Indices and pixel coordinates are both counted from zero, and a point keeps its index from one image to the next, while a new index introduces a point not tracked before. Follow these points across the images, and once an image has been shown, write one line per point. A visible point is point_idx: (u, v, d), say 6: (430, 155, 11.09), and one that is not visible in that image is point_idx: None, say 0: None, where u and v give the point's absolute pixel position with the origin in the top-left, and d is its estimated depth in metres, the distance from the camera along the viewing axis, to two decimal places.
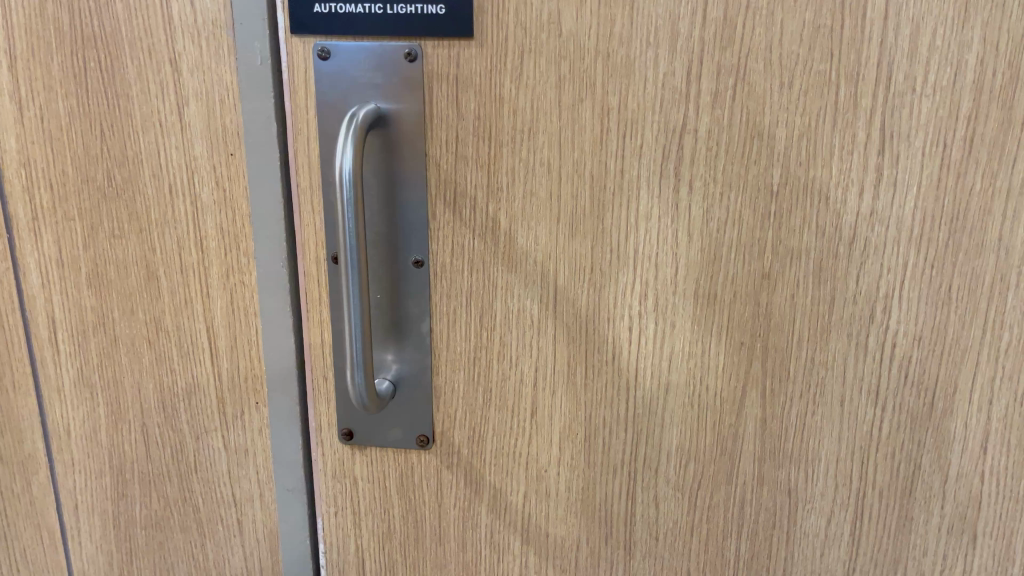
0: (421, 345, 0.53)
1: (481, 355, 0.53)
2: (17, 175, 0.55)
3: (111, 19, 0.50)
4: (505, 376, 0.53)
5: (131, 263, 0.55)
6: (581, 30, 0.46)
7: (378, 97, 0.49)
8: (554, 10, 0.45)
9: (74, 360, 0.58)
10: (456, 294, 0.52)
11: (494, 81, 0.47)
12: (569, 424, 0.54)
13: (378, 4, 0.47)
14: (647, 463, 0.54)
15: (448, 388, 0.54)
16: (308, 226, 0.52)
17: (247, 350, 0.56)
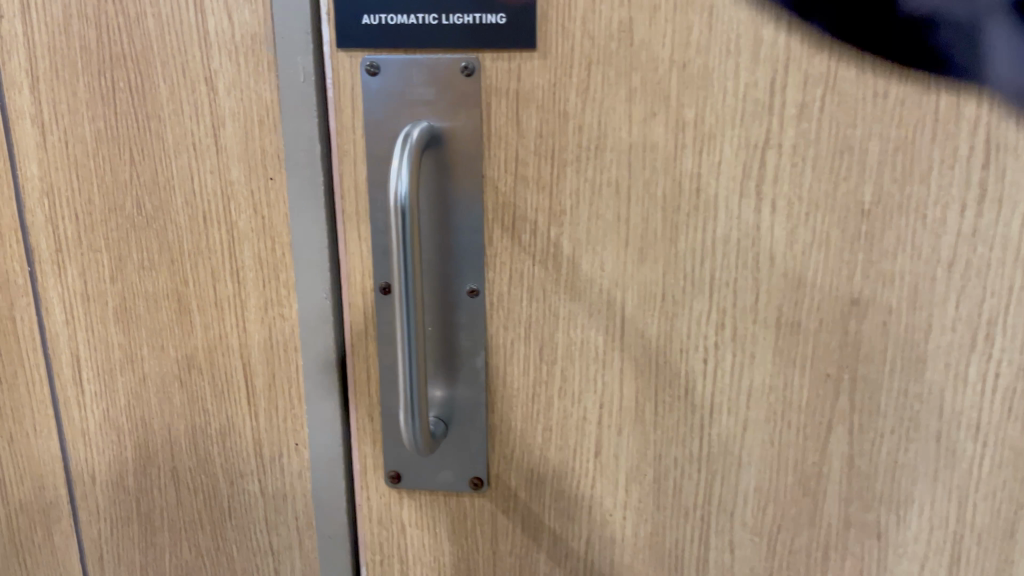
0: (475, 381, 0.49)
1: (541, 391, 0.49)
2: (39, 206, 0.51)
3: (141, 36, 0.47)
4: (567, 414, 0.49)
5: (161, 296, 0.51)
6: (655, 38, 0.42)
7: (431, 114, 0.45)
8: (625, 18, 0.42)
9: (99, 401, 0.54)
10: (515, 326, 0.48)
11: (559, 95, 0.44)
12: (636, 465, 0.50)
13: (432, 14, 0.43)
14: (722, 506, 0.49)
15: (505, 426, 0.50)
16: (354, 254, 0.48)
17: (286, 388, 0.52)
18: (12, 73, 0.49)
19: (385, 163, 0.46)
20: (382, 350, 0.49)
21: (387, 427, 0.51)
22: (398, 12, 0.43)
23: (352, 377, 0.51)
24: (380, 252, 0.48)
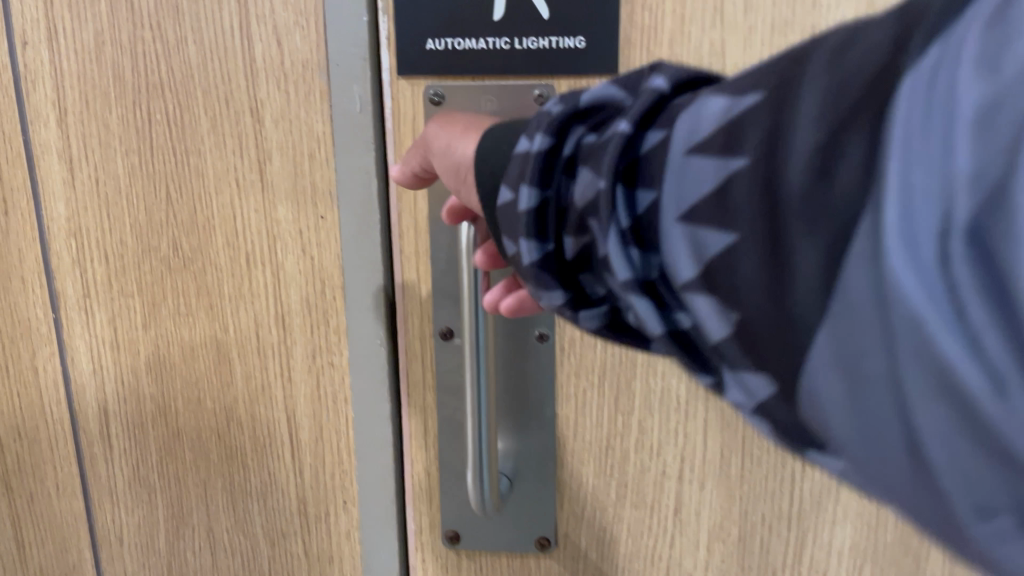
0: (543, 433, 0.45)
1: (615, 444, 0.45)
2: (65, 248, 0.47)
3: (181, 64, 0.43)
4: (644, 468, 0.45)
5: (199, 344, 0.47)
6: (750, 61, 0.39)
7: None
8: (716, 40, 0.39)
9: (129, 457, 0.50)
10: (587, 374, 0.44)
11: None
12: (720, 523, 0.45)
13: (503, 38, 0.40)
14: (813, 566, 0.45)
15: (575, 482, 0.46)
16: (413, 296, 0.45)
17: (335, 442, 0.48)
18: (38, 104, 0.45)
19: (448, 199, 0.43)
20: (441, 400, 0.46)
21: (447, 482, 0.47)
22: (466, 36, 0.40)
23: (408, 430, 0.47)
24: (442, 294, 0.44)
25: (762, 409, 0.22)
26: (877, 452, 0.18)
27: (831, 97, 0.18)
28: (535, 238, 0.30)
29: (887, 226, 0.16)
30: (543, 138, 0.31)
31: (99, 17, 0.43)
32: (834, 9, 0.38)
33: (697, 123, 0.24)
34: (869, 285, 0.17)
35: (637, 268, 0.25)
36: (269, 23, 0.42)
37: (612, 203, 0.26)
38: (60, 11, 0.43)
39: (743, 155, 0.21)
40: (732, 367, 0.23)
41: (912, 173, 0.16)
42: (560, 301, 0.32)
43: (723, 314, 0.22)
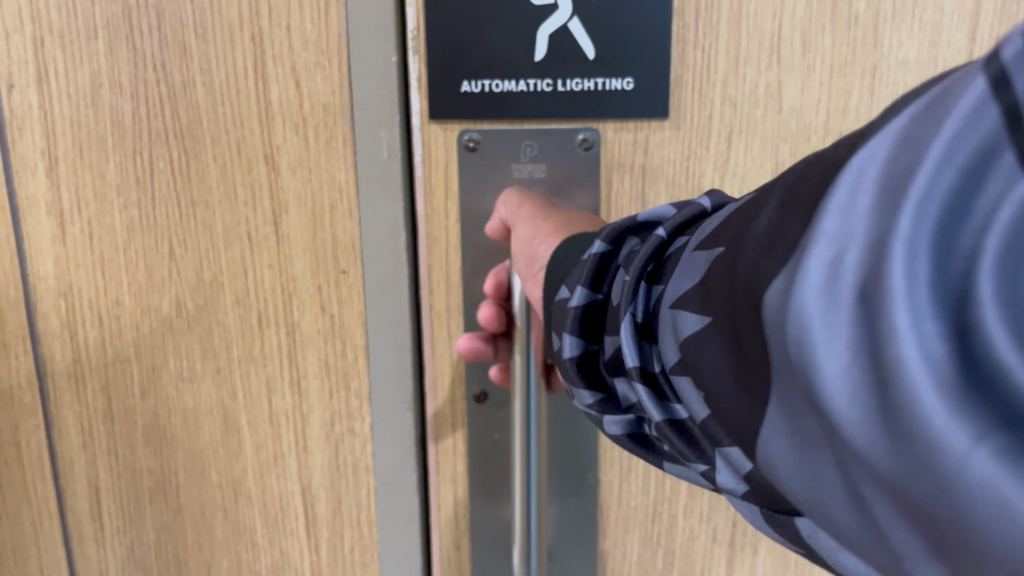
0: (584, 503, 0.42)
1: (662, 510, 0.42)
2: (54, 309, 0.42)
3: (188, 108, 0.39)
4: (693, 534, 0.42)
5: (203, 412, 0.43)
6: (808, 103, 0.36)
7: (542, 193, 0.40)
8: (773, 81, 0.36)
9: (124, 537, 0.45)
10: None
11: (693, 168, 0.37)
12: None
13: (544, 80, 0.37)
14: None
15: (619, 553, 0.43)
16: (444, 356, 0.41)
17: (354, 516, 0.44)
18: (25, 153, 0.41)
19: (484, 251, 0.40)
20: (473, 467, 0.43)
21: (479, 555, 0.44)
22: (504, 78, 0.37)
23: (435, 500, 0.43)
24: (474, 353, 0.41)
25: (751, 485, 0.21)
26: (833, 522, 0.18)
27: (784, 192, 0.19)
28: (577, 335, 0.30)
29: (795, 291, 0.17)
30: (603, 244, 0.30)
31: (97, 57, 0.39)
32: (898, 48, 0.35)
33: (705, 225, 0.25)
34: (784, 360, 0.17)
35: (642, 360, 0.26)
36: (287, 63, 0.38)
37: (631, 295, 0.27)
38: (52, 52, 0.39)
39: (724, 246, 0.22)
40: (716, 445, 0.22)
41: (818, 246, 0.17)
42: (590, 400, 0.30)
43: (699, 398, 0.22)
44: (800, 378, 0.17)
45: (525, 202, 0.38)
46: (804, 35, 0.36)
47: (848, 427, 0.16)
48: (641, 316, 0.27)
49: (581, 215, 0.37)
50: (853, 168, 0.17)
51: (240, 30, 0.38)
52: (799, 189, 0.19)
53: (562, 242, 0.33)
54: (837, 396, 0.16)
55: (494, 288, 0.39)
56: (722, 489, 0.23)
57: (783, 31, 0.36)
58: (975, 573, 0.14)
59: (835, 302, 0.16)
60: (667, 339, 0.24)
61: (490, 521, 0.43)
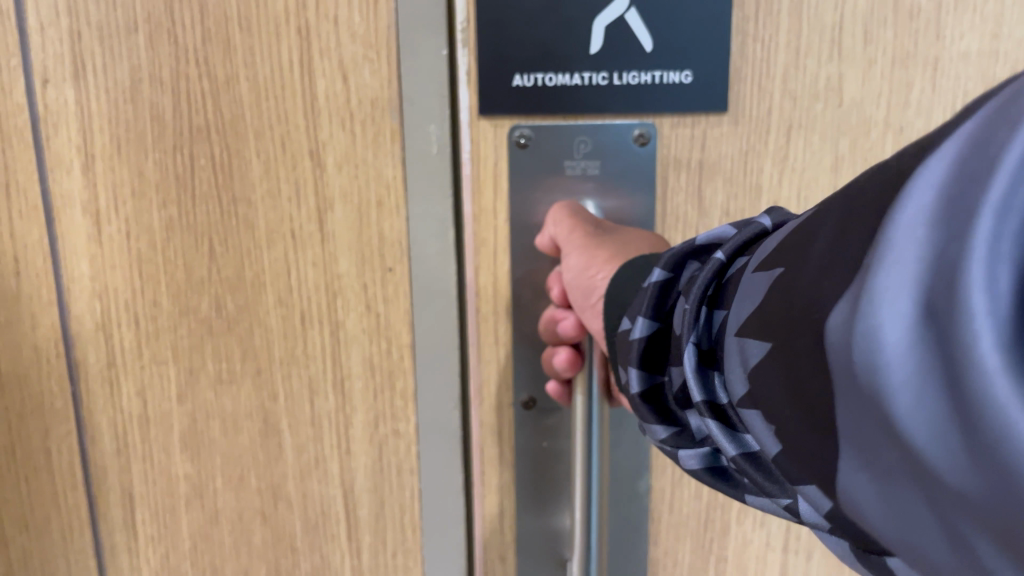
0: (637, 512, 0.44)
1: (714, 516, 0.45)
2: (88, 311, 0.41)
3: (231, 102, 0.38)
4: (744, 540, 0.45)
5: (243, 415, 0.42)
6: (869, 97, 0.38)
7: (593, 192, 0.41)
8: (833, 74, 0.38)
9: (158, 546, 0.44)
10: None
11: (751, 163, 0.39)
12: (824, 568, 0.46)
13: (601, 73, 0.38)
14: None
15: (671, 561, 0.45)
16: (489, 361, 0.41)
17: (397, 519, 0.43)
18: (59, 149, 0.39)
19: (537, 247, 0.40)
20: (519, 474, 0.42)
21: (524, 556, 0.43)
22: (559, 72, 0.38)
23: (480, 507, 0.43)
24: (522, 355, 0.42)
25: (835, 525, 0.20)
26: (914, 550, 0.17)
27: (842, 213, 0.19)
28: (640, 367, 0.29)
29: (867, 302, 0.17)
30: (662, 272, 0.30)
31: (137, 51, 0.38)
32: (960, 39, 0.37)
33: (763, 247, 0.24)
34: (851, 380, 0.17)
35: (708, 392, 0.25)
36: (335, 57, 0.38)
37: (693, 323, 0.26)
38: (89, 45, 0.38)
39: (782, 265, 0.22)
40: (791, 482, 0.21)
41: (887, 260, 0.17)
42: (664, 435, 0.29)
43: (770, 432, 0.21)
44: (870, 396, 0.17)
45: (576, 225, 0.38)
46: (865, 28, 0.37)
47: (923, 442, 0.16)
48: (705, 343, 0.26)
49: (639, 233, 0.38)
50: (923, 182, 0.17)
51: (287, 22, 0.37)
52: (860, 208, 0.19)
53: (619, 272, 0.34)
54: (912, 402, 0.16)
55: (561, 300, 0.40)
56: (809, 524, 0.22)
57: (844, 23, 0.37)
58: None
59: (909, 315, 0.16)
60: (735, 367, 0.23)
61: (536, 529, 0.43)
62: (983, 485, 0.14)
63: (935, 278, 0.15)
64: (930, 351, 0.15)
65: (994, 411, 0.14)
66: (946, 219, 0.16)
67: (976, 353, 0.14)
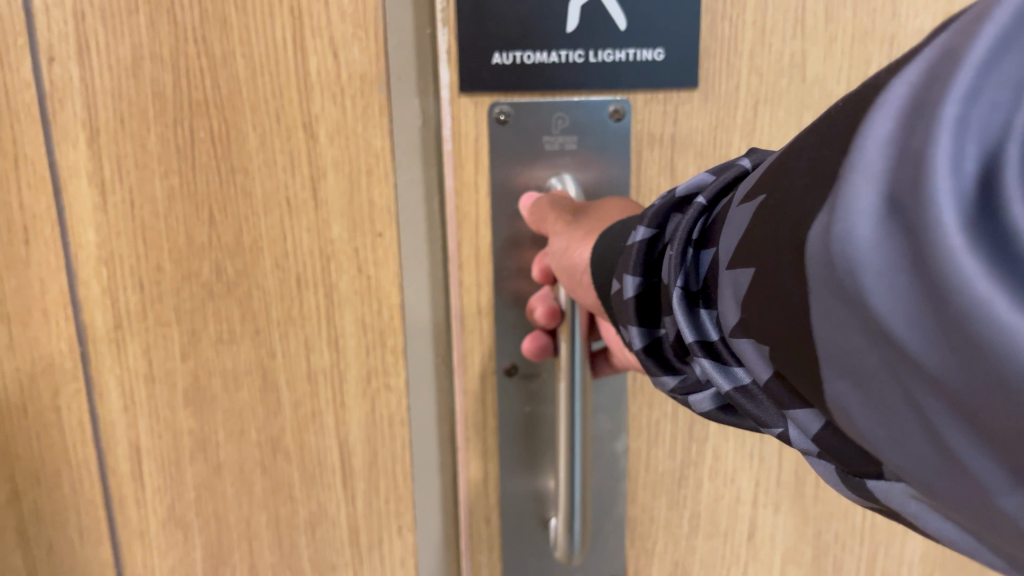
0: (616, 468, 0.49)
1: (688, 471, 0.50)
2: (95, 276, 0.44)
3: (228, 79, 0.41)
4: (719, 495, 0.51)
5: (243, 372, 0.45)
6: (830, 71, 0.44)
7: (570, 165, 0.45)
8: (796, 50, 0.44)
9: (164, 496, 0.47)
10: (660, 405, 0.49)
11: (721, 137, 0.44)
12: (790, 516, 0.52)
13: (577, 51, 0.42)
14: (889, 558, 0.54)
15: (648, 515, 0.51)
16: (472, 333, 0.45)
17: (390, 467, 0.46)
18: (66, 124, 0.42)
19: (520, 220, 0.44)
20: (508, 432, 0.47)
21: (508, 504, 0.48)
22: (537, 50, 0.41)
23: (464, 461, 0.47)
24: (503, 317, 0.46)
25: (818, 446, 0.24)
26: (892, 434, 0.20)
27: (818, 135, 0.23)
28: (638, 324, 0.34)
29: (846, 212, 0.20)
30: (646, 229, 0.33)
31: (137, 30, 0.40)
32: (913, 18, 0.44)
33: (741, 184, 0.28)
34: (834, 281, 0.20)
35: (699, 332, 0.29)
36: (325, 36, 0.40)
37: (680, 266, 0.30)
38: (93, 25, 0.40)
39: (763, 193, 0.26)
40: (782, 408, 0.25)
41: (862, 168, 0.20)
42: (673, 384, 0.34)
43: (761, 358, 0.25)
44: (851, 295, 0.20)
45: (555, 210, 0.41)
46: (826, 8, 0.43)
47: (900, 331, 0.19)
48: (693, 285, 0.30)
49: (614, 201, 0.43)
50: (892, 108, 0.20)
51: (279, 3, 0.40)
52: (831, 136, 0.22)
53: (602, 237, 0.38)
54: (889, 298, 0.19)
55: (542, 277, 0.44)
56: (798, 449, 0.26)
57: (807, 3, 0.43)
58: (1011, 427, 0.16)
59: (882, 222, 0.19)
60: (726, 307, 0.27)
61: (519, 490, 0.47)
62: (954, 358, 0.18)
63: (902, 177, 0.18)
64: (898, 244, 0.18)
65: (962, 286, 0.17)
66: (912, 127, 0.19)
67: (945, 248, 0.17)
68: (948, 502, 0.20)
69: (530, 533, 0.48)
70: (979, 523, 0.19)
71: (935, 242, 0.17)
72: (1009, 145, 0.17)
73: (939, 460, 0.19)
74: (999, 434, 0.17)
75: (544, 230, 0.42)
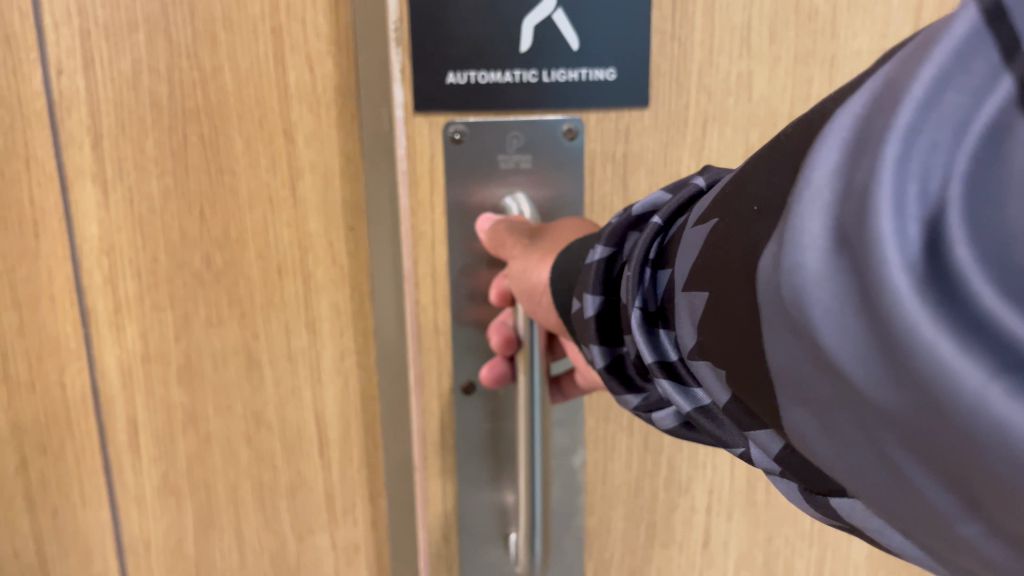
0: (572, 476, 0.56)
1: (645, 483, 0.57)
2: (97, 265, 0.49)
3: (217, 90, 0.46)
4: (673, 505, 0.58)
5: (229, 352, 0.50)
6: (775, 92, 0.50)
7: (524, 181, 0.50)
8: (743, 70, 0.49)
9: (158, 466, 0.52)
10: (616, 419, 0.56)
11: (672, 153, 0.50)
12: (743, 522, 0.58)
13: (531, 71, 0.47)
14: (838, 554, 0.60)
15: (605, 526, 0.57)
16: (430, 347, 0.50)
17: (362, 438, 0.52)
18: (72, 129, 0.47)
19: (474, 239, 0.49)
20: (476, 444, 0.51)
21: (467, 506, 0.52)
22: (491, 70, 0.46)
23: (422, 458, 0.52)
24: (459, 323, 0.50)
25: (780, 465, 0.27)
26: (852, 461, 0.21)
27: (772, 154, 0.25)
28: (599, 343, 0.38)
29: (802, 242, 0.21)
30: (604, 247, 0.38)
31: (136, 46, 0.45)
32: (852, 40, 0.49)
33: (695, 206, 0.32)
34: (790, 314, 0.22)
35: (658, 353, 0.33)
36: (302, 52, 0.46)
37: (637, 287, 0.34)
38: (96, 42, 0.46)
39: (716, 216, 0.28)
40: (743, 431, 0.28)
41: (815, 201, 0.21)
42: (637, 402, 0.40)
43: (719, 381, 0.28)
44: (806, 328, 0.21)
45: (513, 235, 0.46)
46: (772, 28, 0.49)
47: (856, 368, 0.20)
48: (651, 306, 0.34)
49: (571, 221, 0.48)
50: (842, 138, 0.21)
51: (262, 24, 0.45)
52: (785, 159, 0.24)
53: (560, 257, 0.42)
54: (845, 332, 0.20)
55: (499, 300, 0.49)
56: (760, 467, 0.29)
57: (751, 25, 0.48)
58: (963, 461, 0.18)
59: (834, 256, 0.20)
60: (682, 334, 0.30)
61: (481, 503, 0.52)
62: (905, 395, 0.19)
63: (850, 212, 0.20)
64: (847, 279, 0.20)
65: (909, 327, 0.18)
66: (856, 162, 0.20)
67: (891, 286, 0.18)
68: (906, 524, 0.21)
69: (490, 546, 0.53)
70: (937, 544, 0.20)
71: (881, 280, 0.18)
72: (951, 184, 0.18)
73: (897, 485, 0.20)
74: (953, 467, 0.18)
75: (501, 250, 0.47)
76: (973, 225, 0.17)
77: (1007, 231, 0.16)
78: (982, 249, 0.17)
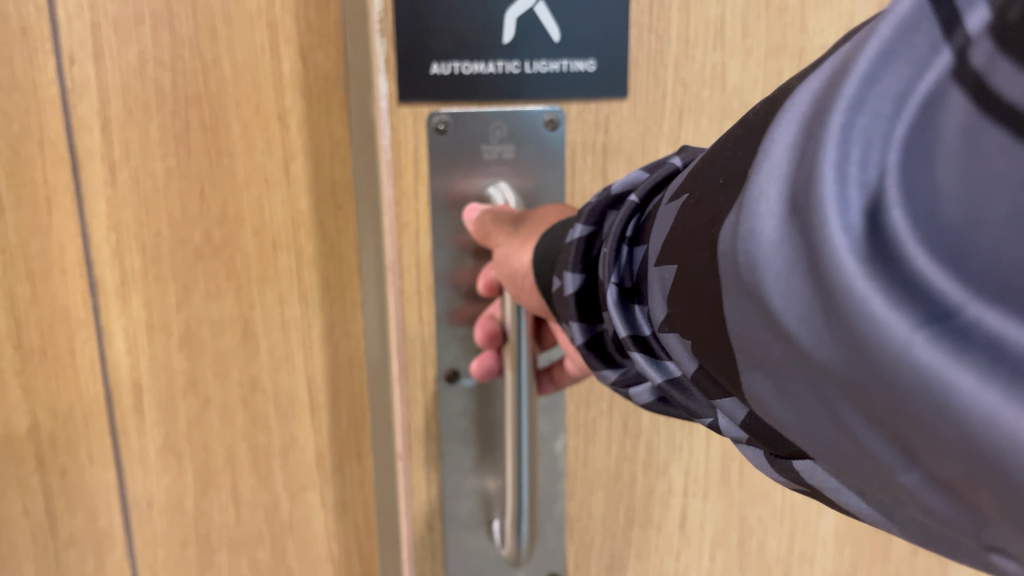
0: (554, 458, 0.60)
1: (623, 469, 0.61)
2: (105, 240, 0.53)
3: (216, 78, 0.51)
4: (651, 487, 0.62)
5: (227, 321, 0.54)
6: (748, 82, 0.55)
7: (506, 172, 0.55)
8: (717, 61, 0.54)
9: (160, 428, 0.56)
10: (596, 405, 0.60)
11: (649, 143, 0.55)
12: (718, 503, 0.63)
13: (514, 63, 0.51)
14: (808, 528, 0.65)
15: (586, 511, 0.61)
16: (413, 336, 0.55)
17: (349, 398, 0.57)
18: (83, 113, 0.51)
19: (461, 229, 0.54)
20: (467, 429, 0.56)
21: (454, 481, 0.57)
22: (474, 62, 0.51)
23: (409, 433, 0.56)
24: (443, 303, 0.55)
25: (751, 433, 0.29)
26: (802, 422, 0.23)
27: (740, 132, 0.27)
28: (578, 319, 0.43)
29: (759, 210, 0.23)
30: (584, 227, 0.42)
31: (143, 37, 0.50)
32: (821, 33, 0.55)
33: (672, 185, 0.35)
34: (746, 281, 0.23)
35: (631, 326, 0.37)
36: (294, 44, 0.51)
37: (613, 263, 0.38)
38: (106, 33, 0.50)
39: (688, 192, 0.31)
40: (711, 399, 0.30)
41: (773, 172, 0.23)
42: (614, 376, 0.44)
43: (686, 352, 0.30)
44: (759, 294, 0.23)
45: (497, 224, 0.51)
46: (744, 22, 0.54)
47: (802, 332, 0.21)
48: (625, 281, 0.38)
49: (552, 207, 0.52)
50: (800, 112, 0.23)
51: (258, 18, 0.50)
52: (749, 137, 0.26)
53: (543, 238, 0.47)
54: (792, 297, 0.21)
55: (487, 289, 0.54)
56: (730, 438, 0.31)
57: (725, 19, 0.53)
58: (892, 415, 0.19)
59: (785, 221, 0.22)
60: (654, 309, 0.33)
61: (465, 490, 0.57)
62: (842, 356, 0.20)
63: (800, 180, 0.21)
64: (794, 244, 0.21)
65: (845, 289, 0.19)
66: (809, 134, 0.22)
67: (831, 248, 0.20)
68: (853, 478, 0.23)
69: (473, 529, 0.57)
70: (879, 494, 0.22)
71: (823, 242, 0.20)
72: (889, 151, 0.19)
73: (841, 443, 0.22)
74: (885, 421, 0.20)
75: (484, 238, 0.51)
76: (906, 188, 0.19)
77: (936, 193, 0.18)
78: (911, 212, 0.19)
